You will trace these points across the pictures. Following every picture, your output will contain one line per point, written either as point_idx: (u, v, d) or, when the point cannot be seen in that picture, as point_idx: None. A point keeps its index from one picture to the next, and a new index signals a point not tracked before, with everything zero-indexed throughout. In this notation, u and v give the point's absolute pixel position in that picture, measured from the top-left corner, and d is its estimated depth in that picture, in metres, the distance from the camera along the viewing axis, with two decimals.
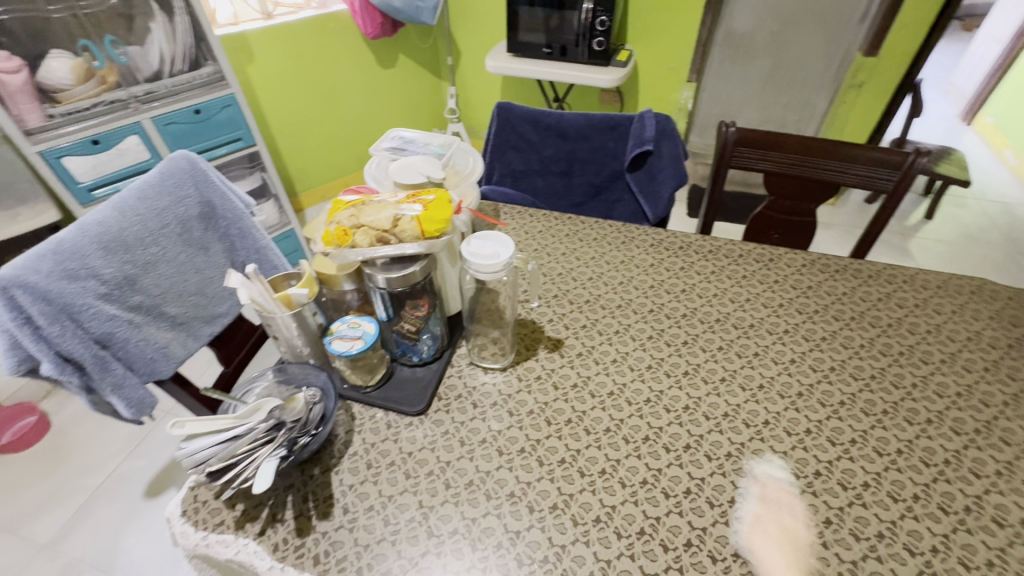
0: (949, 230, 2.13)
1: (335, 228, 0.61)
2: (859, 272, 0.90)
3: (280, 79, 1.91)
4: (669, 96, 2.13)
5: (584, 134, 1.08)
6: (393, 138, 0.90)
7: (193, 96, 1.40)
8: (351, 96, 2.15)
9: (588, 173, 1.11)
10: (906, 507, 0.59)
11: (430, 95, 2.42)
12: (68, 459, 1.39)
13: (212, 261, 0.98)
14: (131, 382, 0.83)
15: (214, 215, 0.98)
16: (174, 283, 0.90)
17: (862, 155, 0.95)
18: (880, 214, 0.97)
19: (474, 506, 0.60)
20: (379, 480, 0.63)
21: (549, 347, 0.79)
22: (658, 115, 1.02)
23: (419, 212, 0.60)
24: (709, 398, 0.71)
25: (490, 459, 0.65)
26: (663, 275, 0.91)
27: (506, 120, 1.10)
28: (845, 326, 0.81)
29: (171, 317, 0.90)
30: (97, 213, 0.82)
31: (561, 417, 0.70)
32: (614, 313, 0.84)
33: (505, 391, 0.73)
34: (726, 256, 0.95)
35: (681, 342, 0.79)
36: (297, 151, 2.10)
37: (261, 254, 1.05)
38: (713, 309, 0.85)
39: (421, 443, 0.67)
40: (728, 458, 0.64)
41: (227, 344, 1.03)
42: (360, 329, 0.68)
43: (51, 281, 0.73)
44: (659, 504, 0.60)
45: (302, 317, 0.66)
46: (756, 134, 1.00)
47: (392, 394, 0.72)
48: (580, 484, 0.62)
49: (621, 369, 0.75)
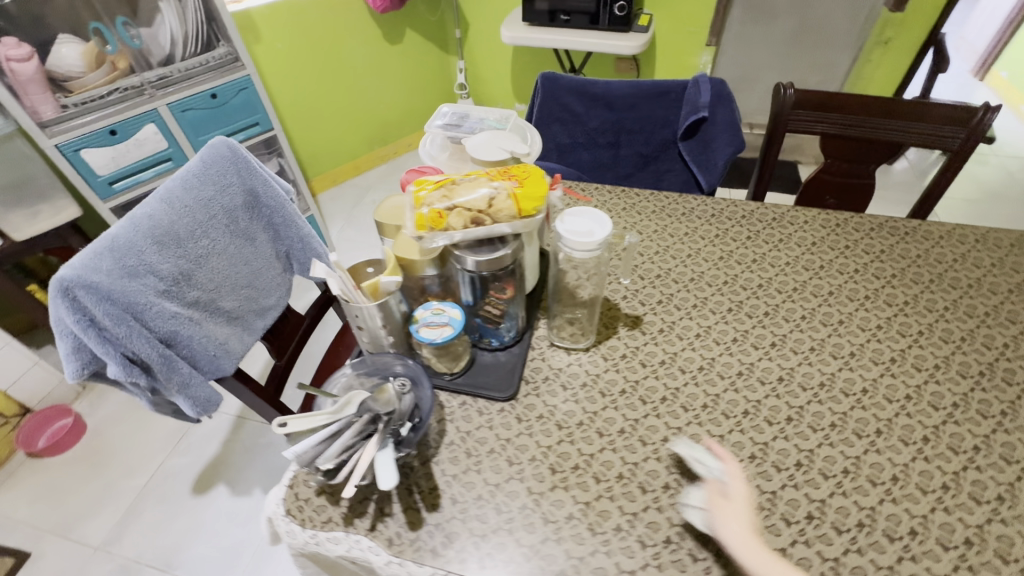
0: (970, 189, 2.13)
1: (427, 210, 0.57)
2: (929, 233, 0.89)
3: (286, 59, 1.83)
4: (689, 62, 2.06)
5: (632, 102, 1.03)
6: (446, 114, 0.87)
7: (207, 80, 1.33)
8: (359, 74, 2.07)
9: (637, 144, 1.07)
10: (1021, 469, 0.59)
11: (438, 71, 2.34)
12: (111, 460, 1.37)
13: (259, 252, 0.95)
14: (196, 381, 0.79)
15: (258, 204, 0.94)
16: (226, 277, 0.87)
17: (928, 112, 0.91)
18: (945, 173, 0.95)
19: (585, 489, 0.59)
20: (482, 468, 0.61)
21: (628, 324, 0.77)
22: (713, 80, 0.98)
23: (515, 189, 0.57)
24: (802, 368, 0.70)
25: (591, 442, 0.63)
26: (731, 245, 0.89)
27: (550, 91, 1.05)
28: (926, 289, 0.79)
29: (227, 311, 0.87)
30: (146, 206, 0.78)
31: (654, 395, 0.68)
32: (688, 287, 0.82)
33: (592, 372, 0.71)
34: (792, 223, 0.93)
35: (763, 313, 0.77)
36: (307, 135, 2.03)
37: (306, 242, 1.01)
38: (788, 278, 0.83)
39: (516, 429, 0.65)
40: (833, 428, 0.63)
41: (279, 337, 1.00)
42: (445, 315, 0.66)
43: (112, 280, 0.69)
44: (772, 478, 0.59)
45: (387, 308, 0.63)
46: (816, 95, 0.96)
47: (478, 380, 0.70)
48: (689, 462, 0.61)
49: (706, 344, 0.74)
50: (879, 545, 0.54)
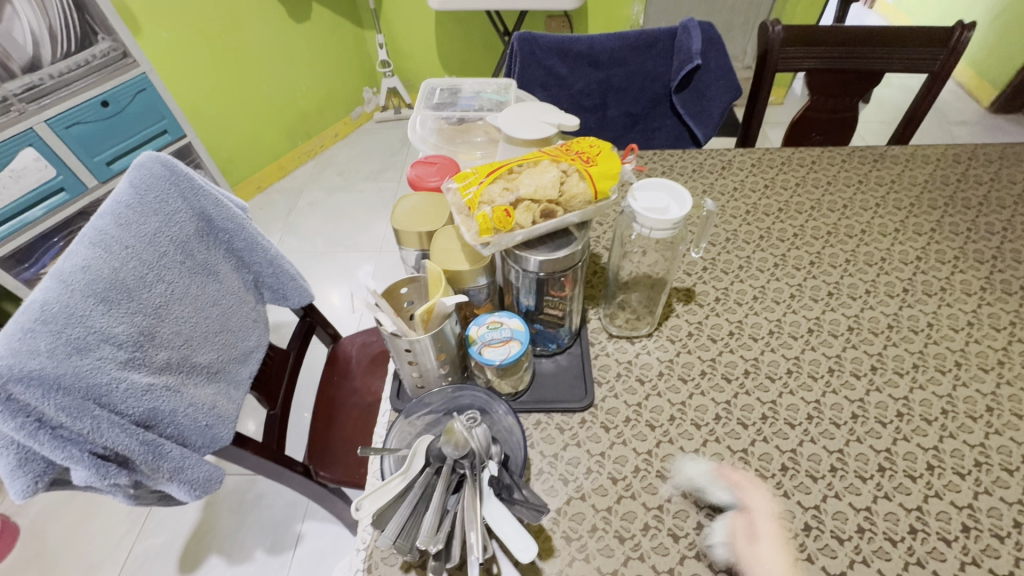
0: (887, 110, 2.27)
1: (489, 210, 0.46)
2: (926, 157, 0.90)
3: (177, 51, 1.55)
4: (620, 15, 2.05)
5: (619, 57, 0.95)
6: (434, 92, 0.75)
7: (90, 86, 1.24)
8: (266, 60, 1.80)
9: (625, 103, 1.00)
10: None
11: (355, 48, 2.10)
12: (63, 559, 1.14)
13: (226, 287, 0.78)
14: (192, 461, 0.64)
15: (212, 229, 0.77)
16: (195, 325, 0.70)
17: (910, 36, 0.92)
18: (927, 93, 0.97)
19: (704, 492, 0.53)
20: (587, 494, 0.54)
21: (683, 299, 0.71)
22: (701, 23, 0.92)
23: (587, 169, 0.48)
24: (866, 314, 0.68)
25: (691, 437, 0.57)
26: (753, 197, 0.85)
27: (529, 54, 0.95)
28: (944, 213, 0.80)
29: (205, 367, 0.70)
30: (74, 256, 0.60)
31: (736, 370, 0.63)
32: (727, 248, 0.77)
33: (665, 359, 0.65)
34: (801, 165, 0.90)
35: (809, 263, 0.74)
36: (218, 137, 1.76)
37: (276, 266, 0.85)
38: (818, 222, 0.80)
39: (608, 440, 0.58)
40: (917, 369, 0.62)
41: (266, 382, 0.85)
42: (506, 328, 0.56)
43: (58, 362, 0.52)
44: (881, 435, 0.57)
45: (443, 335, 0.53)
46: (802, 30, 0.93)
47: (547, 394, 0.61)
48: (796, 436, 0.57)
49: (768, 306, 0.70)
50: (1002, 481, 0.53)
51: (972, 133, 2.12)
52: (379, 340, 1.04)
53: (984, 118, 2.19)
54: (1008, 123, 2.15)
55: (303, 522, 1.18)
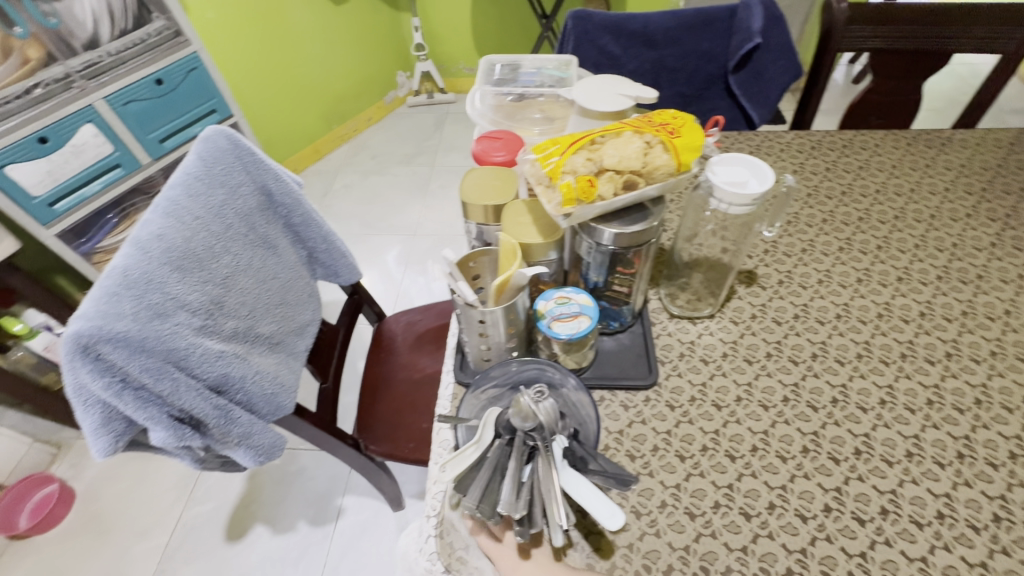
0: (935, 99, 2.18)
1: (572, 179, 0.46)
2: (997, 142, 0.87)
3: (222, 33, 1.56)
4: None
5: (675, 36, 0.93)
6: (493, 68, 0.74)
7: (148, 64, 1.27)
8: (305, 41, 1.81)
9: (678, 83, 0.98)
10: None
11: (391, 31, 2.09)
12: (115, 522, 1.19)
13: (283, 261, 0.79)
14: (257, 428, 0.66)
15: (272, 203, 0.78)
16: (258, 297, 0.72)
17: (985, 14, 0.88)
18: (998, 76, 0.93)
19: (775, 472, 0.53)
20: (654, 470, 0.53)
21: (745, 281, 0.70)
22: (764, 1, 0.89)
23: (670, 140, 0.47)
24: (939, 299, 0.66)
25: (759, 418, 0.57)
26: (815, 180, 0.83)
27: (582, 32, 0.93)
28: (1019, 199, 0.77)
29: (267, 337, 0.72)
30: (149, 224, 0.61)
31: (804, 353, 0.62)
32: (789, 231, 0.75)
33: (728, 340, 0.64)
34: (864, 148, 0.87)
35: (876, 248, 0.72)
36: (257, 119, 1.78)
37: (330, 242, 0.86)
38: (885, 206, 0.78)
39: (674, 418, 0.57)
40: (995, 356, 0.60)
41: (319, 356, 0.86)
42: (574, 304, 0.56)
43: (142, 325, 0.53)
44: (958, 422, 0.55)
45: (515, 308, 0.53)
46: (869, 8, 0.90)
47: (609, 371, 0.61)
48: (869, 421, 0.56)
49: (834, 290, 0.68)
50: None
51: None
52: (424, 319, 1.05)
53: None
54: None
55: (343, 496, 1.20)
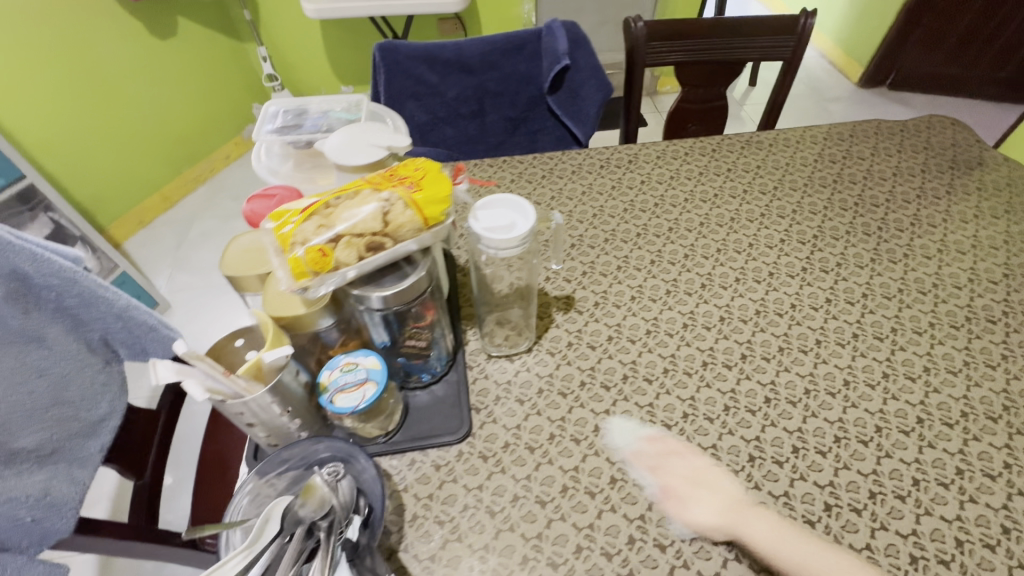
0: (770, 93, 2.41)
1: (302, 251, 0.42)
2: (787, 141, 0.95)
3: (10, 80, 1.37)
4: (511, 14, 2.04)
5: (490, 62, 0.93)
6: (278, 114, 0.69)
7: None
8: (125, 81, 1.63)
9: (503, 108, 0.98)
10: (930, 336, 0.65)
11: (236, 64, 1.96)
12: None
13: (55, 354, 0.68)
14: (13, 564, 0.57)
15: (30, 287, 0.66)
16: (10, 408, 0.63)
17: (763, 26, 0.95)
18: (784, 80, 1.01)
19: (583, 511, 0.52)
20: (463, 533, 0.51)
21: (563, 307, 0.70)
22: (565, 23, 0.91)
23: (412, 193, 0.44)
24: (736, 302, 0.70)
25: (571, 454, 0.56)
26: (630, 195, 0.85)
27: (393, 64, 0.90)
28: (804, 194, 0.84)
29: (29, 451, 0.63)
30: None
31: (615, 376, 0.62)
32: (605, 250, 0.77)
33: (545, 374, 0.63)
34: (675, 158, 0.92)
35: (683, 257, 0.76)
36: (78, 173, 1.58)
37: (126, 319, 0.73)
38: (692, 215, 0.82)
39: (486, 469, 0.55)
40: (782, 352, 0.64)
41: (129, 452, 0.74)
42: (361, 369, 0.52)
43: None
44: (751, 424, 0.58)
45: (283, 387, 0.48)
46: (663, 25, 0.95)
47: (421, 429, 0.58)
48: (672, 437, 0.57)
49: (645, 305, 0.70)
50: (859, 453, 0.55)
51: (843, 109, 2.30)
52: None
53: (854, 94, 2.38)
54: (874, 97, 2.35)
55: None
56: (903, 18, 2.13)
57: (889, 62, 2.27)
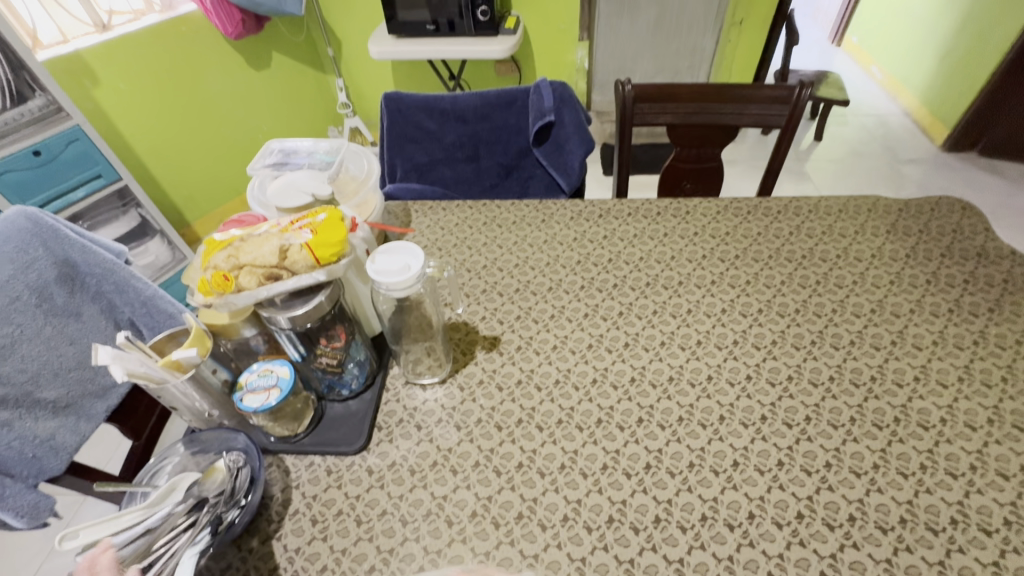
0: (836, 149, 2.28)
1: (211, 274, 0.53)
2: (768, 209, 0.93)
3: (137, 101, 1.67)
4: (565, 59, 2.15)
5: (483, 113, 1.03)
6: (272, 152, 0.82)
7: (26, 137, 1.27)
8: (225, 107, 1.93)
9: (496, 154, 1.07)
10: (846, 431, 0.62)
11: (316, 92, 2.25)
12: None
13: (87, 327, 0.85)
14: (13, 491, 0.70)
15: (78, 274, 0.85)
16: (45, 363, 0.78)
17: (753, 94, 0.97)
18: (780, 147, 1.00)
19: (436, 537, 0.57)
20: (329, 535, 0.57)
21: (487, 346, 0.75)
22: (553, 84, 1.00)
23: (309, 238, 0.54)
24: (653, 365, 0.71)
25: (445, 483, 0.61)
26: (588, 248, 0.89)
27: (396, 111, 1.03)
28: (765, 265, 0.83)
29: (52, 403, 0.78)
30: None
31: (511, 419, 0.66)
32: (546, 297, 0.81)
33: (449, 405, 0.69)
34: (645, 217, 0.94)
35: (617, 314, 0.78)
36: (176, 179, 1.86)
37: (150, 305, 0.90)
38: (641, 273, 0.83)
39: (368, 483, 0.62)
40: (680, 423, 0.64)
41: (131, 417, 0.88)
42: (273, 376, 0.61)
43: None
44: (622, 486, 0.59)
45: (200, 379, 0.59)
46: (652, 88, 0.99)
47: (327, 437, 0.66)
48: (542, 485, 0.60)
49: (563, 355, 0.73)
50: (720, 536, 0.55)
51: (920, 172, 2.12)
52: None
53: (935, 156, 2.19)
54: (960, 161, 2.14)
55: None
56: (995, 79, 1.95)
57: (979, 127, 2.08)
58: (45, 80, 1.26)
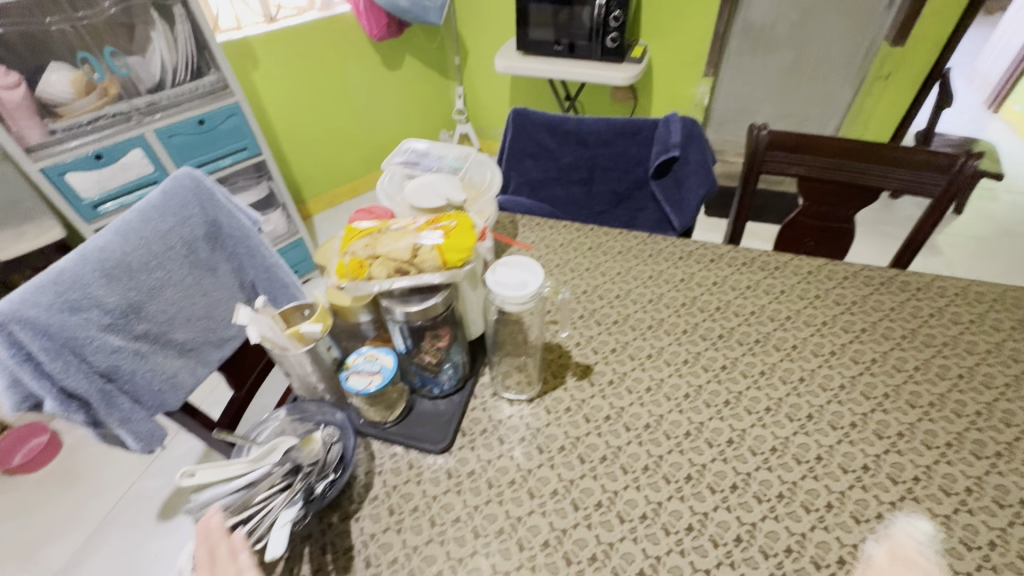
0: (980, 225, 2.04)
1: (349, 259, 0.57)
2: (906, 284, 0.84)
3: (285, 85, 1.84)
4: (684, 93, 2.10)
5: (605, 139, 1.03)
6: (406, 152, 0.87)
7: (195, 107, 1.40)
8: (356, 100, 2.08)
9: (611, 181, 1.06)
10: (982, 556, 0.54)
11: (437, 96, 2.37)
12: (83, 478, 1.37)
13: (221, 283, 0.94)
14: (138, 416, 0.81)
15: (221, 235, 0.95)
16: (182, 308, 0.87)
17: (907, 158, 0.88)
18: (927, 219, 0.91)
19: (507, 558, 0.56)
20: (403, 528, 0.59)
21: (578, 374, 0.74)
22: (684, 119, 0.98)
23: (440, 240, 0.56)
24: (755, 430, 0.66)
25: (520, 503, 0.60)
26: (695, 291, 0.85)
27: (521, 126, 1.06)
28: (896, 345, 0.75)
29: (180, 343, 0.87)
30: (99, 238, 0.78)
31: (594, 454, 0.65)
32: (645, 334, 0.79)
33: (533, 426, 0.68)
34: (761, 269, 0.88)
35: (720, 367, 0.74)
36: (302, 160, 2.04)
37: (272, 272, 1.00)
38: (751, 328, 0.79)
39: (445, 485, 0.62)
40: (780, 500, 0.59)
41: (238, 367, 0.97)
42: (378, 362, 0.64)
43: (51, 315, 0.70)
44: (707, 554, 0.55)
45: (316, 353, 0.62)
46: (791, 136, 0.94)
47: (413, 430, 0.67)
48: (620, 531, 0.58)
49: (657, 399, 0.70)
50: None
51: None
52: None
53: None
54: None
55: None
56: None
57: None
58: (222, 62, 1.39)
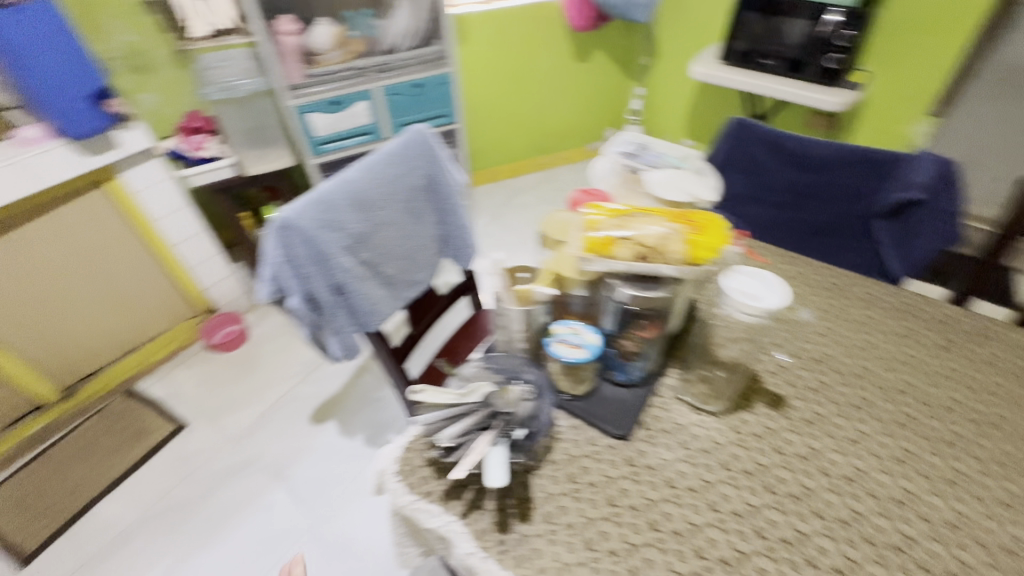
0: None
1: (595, 236, 0.60)
2: None
3: (482, 62, 1.97)
4: (897, 131, 1.87)
5: (830, 166, 0.96)
6: (626, 142, 0.89)
7: (417, 72, 1.51)
8: (538, 85, 2.16)
9: (824, 211, 0.98)
10: None
11: (614, 93, 2.35)
12: (259, 368, 1.61)
13: (424, 231, 1.05)
14: (347, 330, 0.95)
15: (433, 189, 1.05)
16: (395, 246, 0.98)
17: None
18: None
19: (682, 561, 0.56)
20: (580, 498, 0.61)
21: (769, 402, 0.70)
22: (939, 160, 0.87)
23: (691, 237, 0.57)
24: (983, 521, 0.58)
25: (699, 513, 0.59)
26: (916, 350, 0.76)
27: (740, 136, 1.01)
28: None
29: (388, 276, 0.98)
30: (352, 172, 0.90)
31: (784, 488, 0.61)
32: (851, 381, 0.72)
33: (717, 440, 0.66)
34: (1006, 345, 0.76)
35: (943, 440, 0.65)
36: (477, 134, 2.17)
37: (462, 231, 1.10)
38: (987, 408, 0.68)
39: (623, 470, 0.63)
40: None
41: (419, 308, 1.08)
42: (582, 338, 0.65)
43: (314, 228, 0.82)
44: None
45: (529, 315, 0.67)
46: None
47: (596, 410, 0.69)
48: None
49: (860, 454, 0.64)
50: None
51: None
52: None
53: None
54: None
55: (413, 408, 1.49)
56: None
57: None
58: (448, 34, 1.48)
